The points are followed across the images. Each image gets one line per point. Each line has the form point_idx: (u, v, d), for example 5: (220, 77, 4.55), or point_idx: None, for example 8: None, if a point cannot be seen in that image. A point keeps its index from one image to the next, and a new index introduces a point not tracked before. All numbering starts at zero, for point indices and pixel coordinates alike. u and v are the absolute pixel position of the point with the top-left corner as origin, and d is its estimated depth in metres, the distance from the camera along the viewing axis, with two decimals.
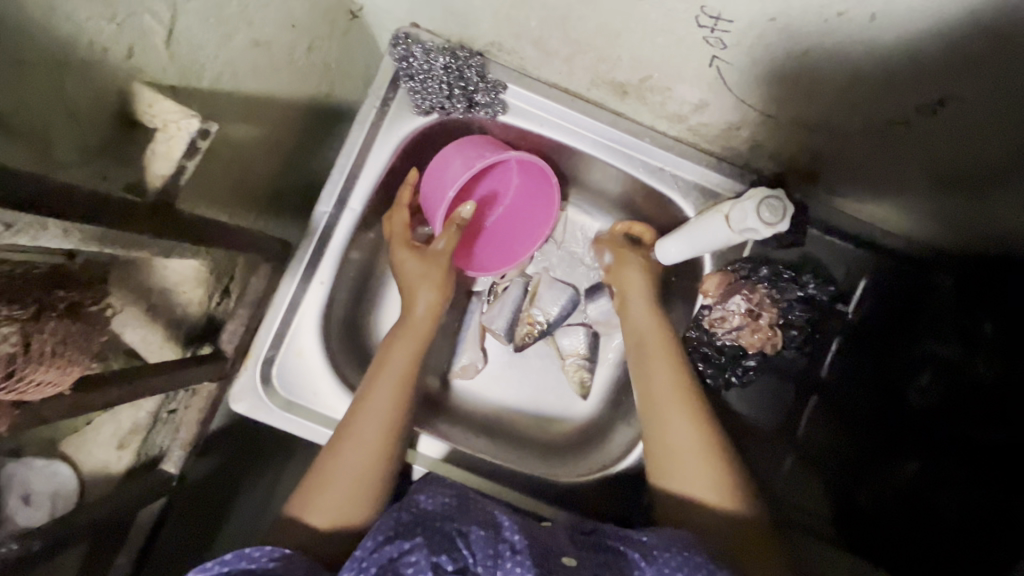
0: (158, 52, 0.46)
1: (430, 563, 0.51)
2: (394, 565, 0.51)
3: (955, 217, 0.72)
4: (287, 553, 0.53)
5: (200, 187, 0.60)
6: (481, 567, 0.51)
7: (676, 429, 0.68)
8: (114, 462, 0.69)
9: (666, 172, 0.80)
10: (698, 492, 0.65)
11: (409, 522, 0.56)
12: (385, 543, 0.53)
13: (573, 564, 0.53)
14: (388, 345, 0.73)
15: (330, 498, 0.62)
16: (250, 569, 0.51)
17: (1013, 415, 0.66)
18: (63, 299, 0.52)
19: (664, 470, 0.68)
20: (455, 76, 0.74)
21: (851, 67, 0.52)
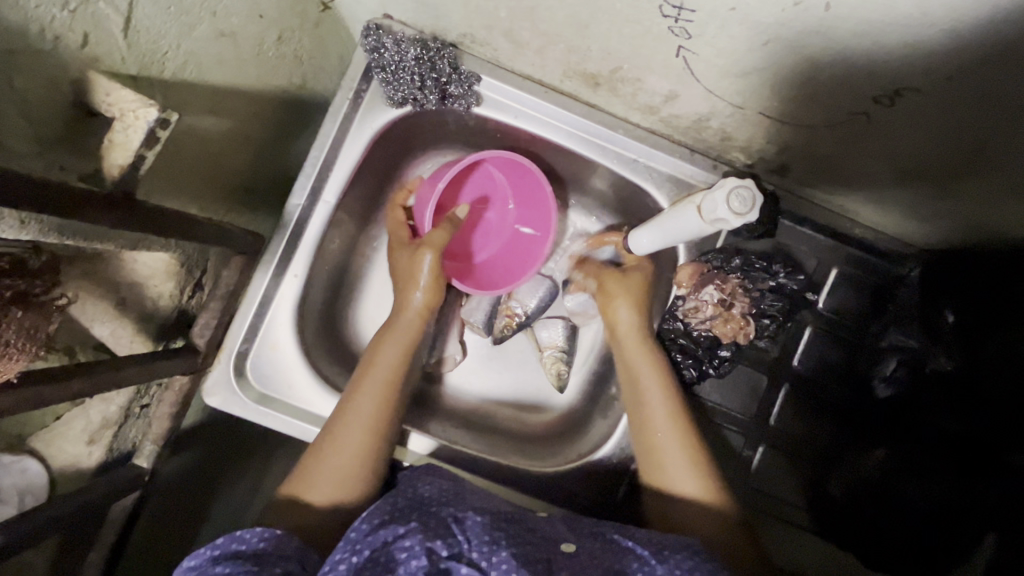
0: (115, 40, 0.46)
1: (424, 548, 0.50)
2: (388, 550, 0.50)
3: (916, 208, 0.73)
4: (277, 534, 0.53)
5: (166, 179, 0.60)
6: (476, 552, 0.50)
7: (663, 429, 0.70)
8: (85, 457, 0.68)
9: (639, 163, 0.81)
10: (681, 486, 0.68)
11: (403, 510, 0.57)
12: (380, 528, 0.53)
13: (571, 549, 0.54)
14: (376, 345, 0.73)
15: (324, 490, 0.62)
16: (240, 551, 0.51)
17: (974, 407, 0.69)
18: (10, 286, 0.49)
19: (651, 467, 0.70)
20: (427, 67, 0.74)
21: (814, 58, 0.53)
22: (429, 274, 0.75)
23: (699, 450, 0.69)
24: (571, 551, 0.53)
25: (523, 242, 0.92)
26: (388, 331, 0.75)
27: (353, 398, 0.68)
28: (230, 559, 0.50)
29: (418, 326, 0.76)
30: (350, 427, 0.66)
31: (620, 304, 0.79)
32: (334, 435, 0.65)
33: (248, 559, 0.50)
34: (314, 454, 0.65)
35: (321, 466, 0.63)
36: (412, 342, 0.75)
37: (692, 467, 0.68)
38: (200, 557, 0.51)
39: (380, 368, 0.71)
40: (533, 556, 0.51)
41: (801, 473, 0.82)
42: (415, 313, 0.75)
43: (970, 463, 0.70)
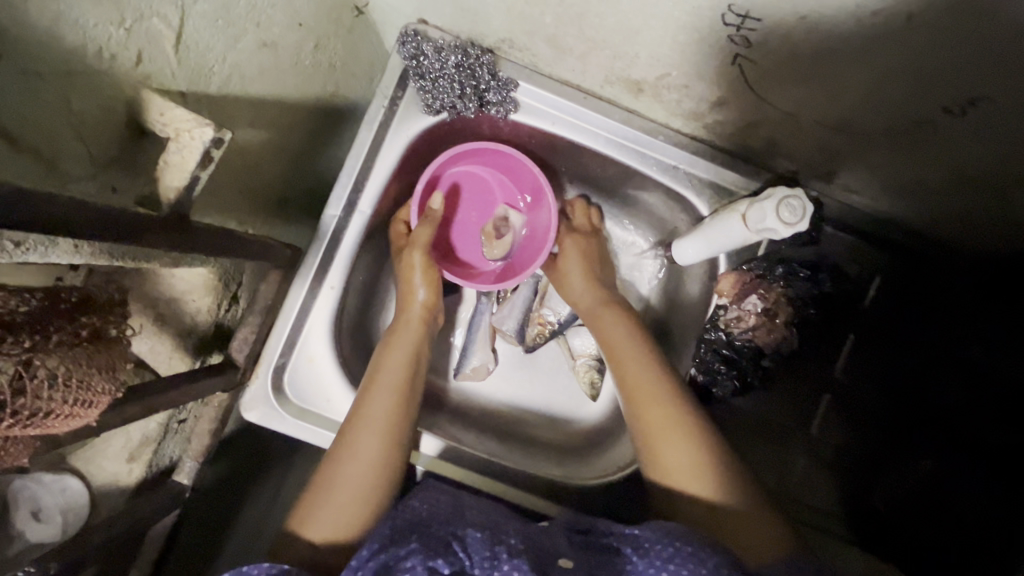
0: (167, 56, 0.44)
1: (426, 567, 0.49)
2: (390, 572, 0.49)
3: (965, 215, 0.72)
4: (284, 569, 0.50)
5: (212, 195, 0.58)
6: (478, 569, 0.50)
7: (667, 431, 0.67)
8: (125, 474, 0.67)
9: (680, 170, 0.79)
10: (694, 484, 0.64)
11: (404, 530, 0.55)
12: (378, 553, 0.51)
13: (570, 564, 0.52)
14: (380, 354, 0.73)
15: (337, 505, 0.60)
16: None
17: (1012, 409, 0.68)
18: (86, 324, 0.50)
19: (664, 467, 0.66)
20: (466, 74, 0.72)
21: (880, 65, 0.51)
22: (423, 272, 0.77)
23: (711, 450, 0.65)
24: (569, 567, 0.51)
25: (534, 229, 0.87)
26: (391, 341, 0.74)
27: (359, 408, 0.67)
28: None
29: (419, 329, 0.76)
30: (362, 434, 0.65)
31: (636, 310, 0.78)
32: (338, 448, 0.64)
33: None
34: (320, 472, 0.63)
35: (325, 481, 0.61)
36: (416, 347, 0.75)
37: (700, 467, 0.64)
38: None
39: (386, 375, 0.70)
40: (535, 566, 0.50)
41: (843, 485, 0.81)
42: (415, 316, 0.77)
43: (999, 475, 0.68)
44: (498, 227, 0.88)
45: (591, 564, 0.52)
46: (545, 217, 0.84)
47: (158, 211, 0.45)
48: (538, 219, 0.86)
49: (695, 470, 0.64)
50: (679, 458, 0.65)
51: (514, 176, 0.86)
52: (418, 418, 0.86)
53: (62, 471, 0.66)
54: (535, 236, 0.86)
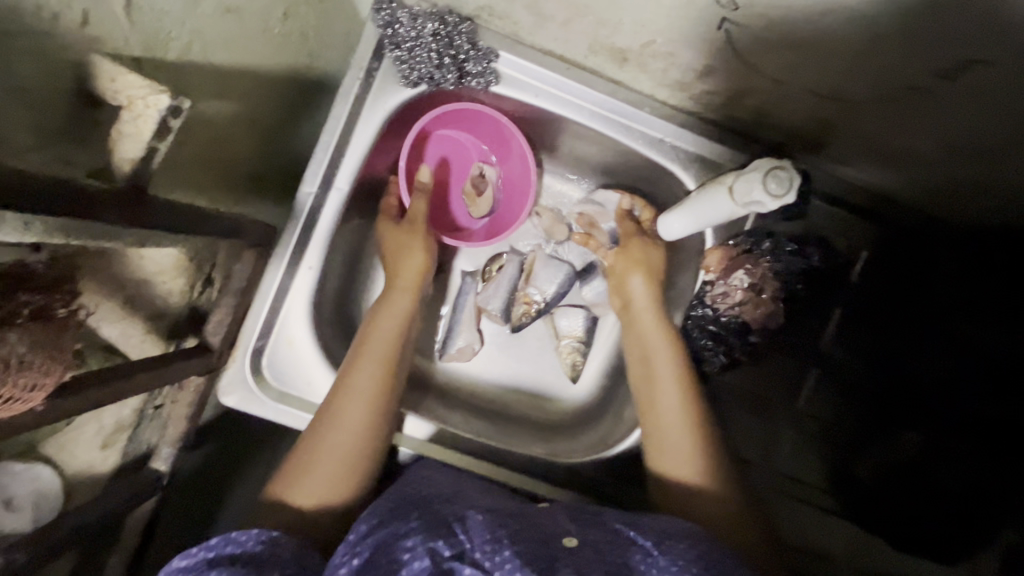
0: (117, 18, 0.41)
1: (427, 548, 0.48)
2: (389, 551, 0.49)
3: (957, 187, 0.71)
4: (274, 537, 0.51)
5: (174, 170, 0.56)
6: (480, 552, 0.48)
7: (668, 406, 0.68)
8: (99, 462, 0.66)
9: (666, 143, 0.77)
10: (681, 466, 0.65)
11: (403, 507, 0.54)
12: (378, 529, 0.51)
13: (574, 544, 0.50)
14: (371, 321, 0.70)
15: (316, 482, 0.59)
16: (235, 554, 0.49)
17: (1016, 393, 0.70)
18: (27, 303, 0.49)
19: (655, 444, 0.67)
20: (445, 43, 0.70)
21: (869, 29, 0.49)
22: (413, 240, 0.75)
23: (706, 434, 0.67)
24: (573, 546, 0.50)
25: (511, 174, 0.86)
26: (382, 309, 0.71)
27: (344, 380, 0.64)
28: (224, 564, 0.48)
29: (413, 296, 0.73)
30: (346, 407, 0.63)
31: (637, 276, 0.77)
32: (320, 420, 0.62)
33: (243, 565, 0.48)
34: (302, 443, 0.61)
35: (310, 451, 0.60)
36: (408, 316, 0.72)
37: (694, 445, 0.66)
38: (195, 558, 0.49)
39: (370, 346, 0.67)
40: (536, 558, 0.47)
41: (824, 458, 0.81)
42: (410, 279, 0.73)
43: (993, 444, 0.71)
44: (476, 184, 0.87)
45: (600, 543, 0.51)
46: (520, 164, 0.83)
47: (116, 184, 0.43)
48: (512, 166, 0.85)
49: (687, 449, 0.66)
50: (671, 435, 0.67)
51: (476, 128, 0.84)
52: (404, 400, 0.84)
53: (33, 459, 0.64)
54: (515, 183, 0.85)
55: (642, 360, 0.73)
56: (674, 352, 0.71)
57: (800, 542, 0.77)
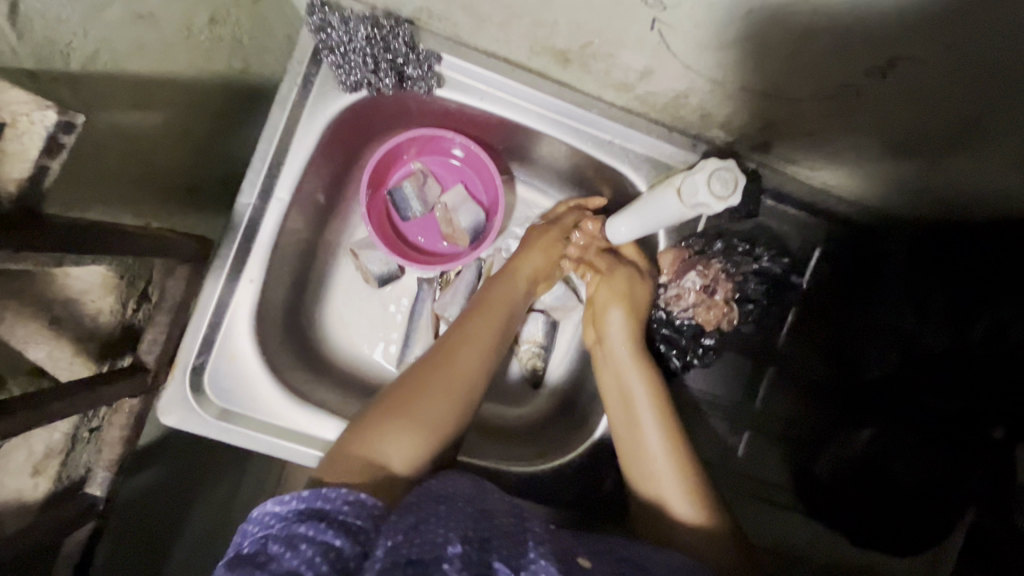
0: (0, 29, 0.39)
1: (458, 536, 0.45)
2: (423, 533, 0.44)
3: (906, 184, 0.71)
4: (362, 498, 0.47)
5: (88, 186, 0.53)
6: (508, 550, 0.45)
7: (653, 456, 0.65)
8: (30, 489, 0.63)
9: (615, 145, 0.76)
10: (673, 504, 0.63)
11: (428, 497, 0.50)
12: (410, 513, 0.47)
13: (588, 563, 0.47)
14: (485, 295, 0.73)
15: (394, 446, 0.56)
16: (325, 510, 0.46)
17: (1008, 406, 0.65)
18: None
19: (649, 482, 0.65)
20: (380, 47, 0.67)
21: (798, 28, 0.48)
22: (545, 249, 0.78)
23: (694, 472, 0.64)
24: (588, 565, 0.47)
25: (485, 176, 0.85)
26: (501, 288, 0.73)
27: (449, 357, 0.64)
28: (313, 519, 0.45)
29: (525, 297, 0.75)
30: (424, 388, 0.61)
31: (615, 309, 0.74)
32: (404, 400, 0.60)
33: (332, 526, 0.44)
34: (380, 411, 0.59)
35: (394, 420, 0.58)
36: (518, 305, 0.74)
37: (692, 488, 0.63)
38: (286, 505, 0.46)
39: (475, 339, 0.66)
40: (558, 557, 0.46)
41: (787, 454, 0.81)
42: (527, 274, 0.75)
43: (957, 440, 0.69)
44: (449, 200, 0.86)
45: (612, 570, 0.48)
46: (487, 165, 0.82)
47: (3, 203, 0.41)
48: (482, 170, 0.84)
49: (680, 487, 0.63)
50: (661, 475, 0.64)
51: (438, 147, 0.85)
52: None
53: None
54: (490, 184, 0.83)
55: (625, 409, 0.69)
56: (652, 394, 0.69)
57: (763, 542, 0.79)
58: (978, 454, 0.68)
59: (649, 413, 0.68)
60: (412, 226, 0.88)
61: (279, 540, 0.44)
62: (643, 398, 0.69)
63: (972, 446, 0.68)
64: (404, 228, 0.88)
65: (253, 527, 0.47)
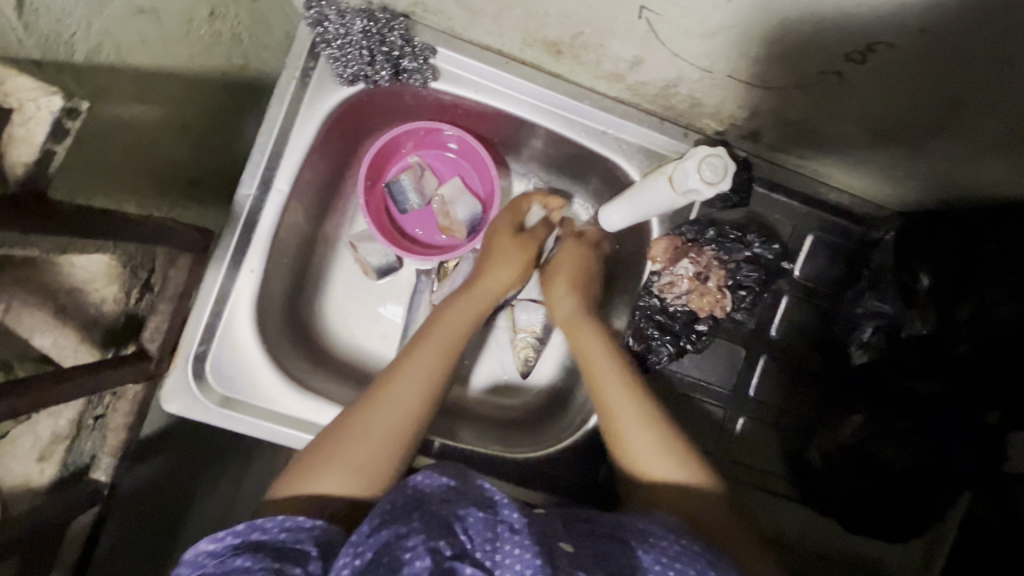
0: (8, 20, 0.41)
1: (428, 547, 0.44)
2: (391, 550, 0.45)
3: (894, 170, 0.72)
4: (299, 524, 0.50)
5: (92, 175, 0.55)
6: (481, 552, 0.45)
7: (635, 423, 0.66)
8: (36, 475, 0.64)
9: (608, 136, 0.77)
10: (660, 467, 0.64)
11: (404, 504, 0.50)
12: (382, 528, 0.47)
13: (572, 549, 0.48)
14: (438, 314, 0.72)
15: (334, 480, 0.57)
16: (262, 540, 0.49)
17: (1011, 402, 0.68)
18: None
19: (633, 450, 0.65)
20: (377, 41, 0.69)
21: (780, 14, 0.49)
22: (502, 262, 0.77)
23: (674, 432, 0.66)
24: (572, 550, 0.48)
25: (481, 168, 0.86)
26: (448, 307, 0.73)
27: (388, 380, 0.63)
28: (249, 551, 0.47)
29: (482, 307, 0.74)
30: (368, 416, 0.61)
31: (558, 282, 0.80)
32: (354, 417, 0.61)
33: (269, 554, 0.47)
34: (312, 448, 0.59)
35: (326, 456, 0.58)
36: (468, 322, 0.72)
37: (675, 452, 0.64)
38: (222, 541, 0.49)
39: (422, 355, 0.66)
40: (542, 547, 0.45)
41: (781, 442, 0.82)
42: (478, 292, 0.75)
43: (947, 423, 0.72)
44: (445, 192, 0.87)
45: (597, 556, 0.48)
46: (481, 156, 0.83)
47: (7, 188, 0.43)
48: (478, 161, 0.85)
49: (665, 447, 0.64)
50: (645, 440, 0.65)
51: (434, 139, 0.86)
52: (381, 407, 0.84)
53: None
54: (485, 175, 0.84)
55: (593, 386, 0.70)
56: (621, 365, 0.70)
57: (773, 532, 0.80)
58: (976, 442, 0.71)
59: (615, 384, 0.68)
60: (410, 219, 0.89)
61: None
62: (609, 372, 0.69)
63: (964, 431, 0.72)
64: (402, 220, 0.89)
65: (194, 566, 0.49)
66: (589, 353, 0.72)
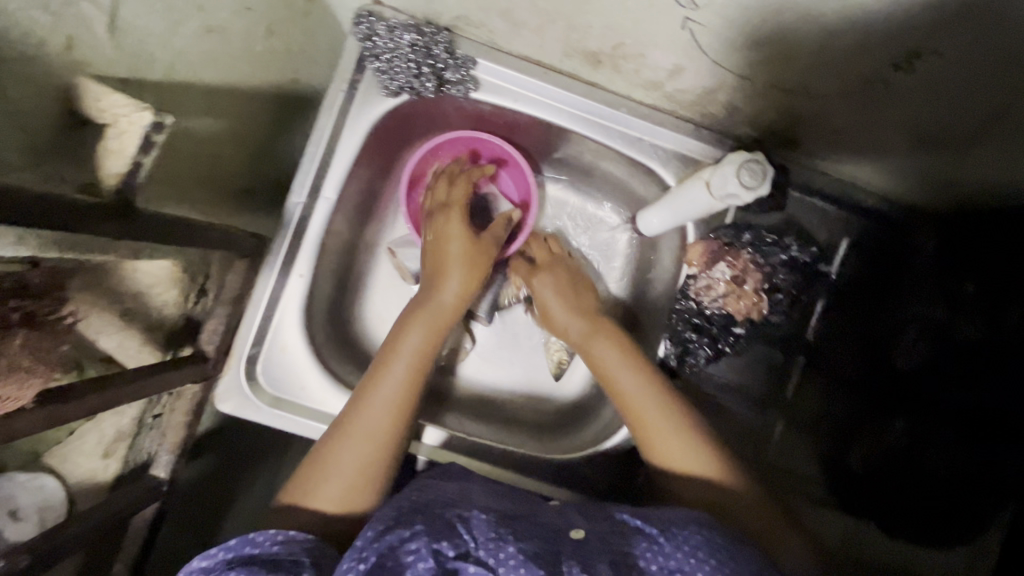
0: (101, 42, 0.44)
1: (431, 550, 0.48)
2: (395, 553, 0.48)
3: (934, 174, 0.72)
4: (290, 536, 0.54)
5: (161, 185, 0.58)
6: (483, 551, 0.48)
7: (659, 428, 0.67)
8: (101, 470, 0.68)
9: (644, 142, 0.79)
10: (686, 467, 0.66)
11: (409, 511, 0.53)
12: (386, 533, 0.50)
13: (582, 535, 0.51)
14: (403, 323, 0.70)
15: (326, 492, 0.60)
16: (254, 552, 0.52)
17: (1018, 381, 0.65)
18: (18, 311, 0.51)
19: (659, 453, 0.67)
20: (423, 53, 0.72)
21: (823, 20, 0.51)
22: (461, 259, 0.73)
23: (698, 431, 0.67)
24: (580, 537, 0.51)
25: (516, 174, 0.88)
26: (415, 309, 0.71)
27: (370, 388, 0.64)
28: (244, 564, 0.51)
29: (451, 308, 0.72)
30: (366, 412, 0.63)
31: (554, 299, 0.79)
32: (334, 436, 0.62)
33: (261, 564, 0.51)
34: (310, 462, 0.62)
35: (323, 469, 0.61)
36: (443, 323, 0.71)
37: (698, 448, 0.66)
38: (214, 558, 0.52)
39: (392, 376, 0.65)
40: (544, 554, 0.48)
41: (817, 446, 0.82)
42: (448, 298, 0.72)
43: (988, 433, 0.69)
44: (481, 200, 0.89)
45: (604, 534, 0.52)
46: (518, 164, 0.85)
47: (105, 198, 0.46)
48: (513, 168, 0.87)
49: (691, 449, 0.66)
50: (672, 442, 0.67)
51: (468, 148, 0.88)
52: (424, 410, 0.86)
53: (37, 470, 0.65)
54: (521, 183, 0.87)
55: (621, 398, 0.71)
56: (642, 375, 0.70)
57: None
58: (1009, 442, 0.68)
59: (638, 390, 0.69)
60: None
61: None
62: (632, 380, 0.70)
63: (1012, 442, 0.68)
64: None
65: None
66: (610, 365, 0.72)
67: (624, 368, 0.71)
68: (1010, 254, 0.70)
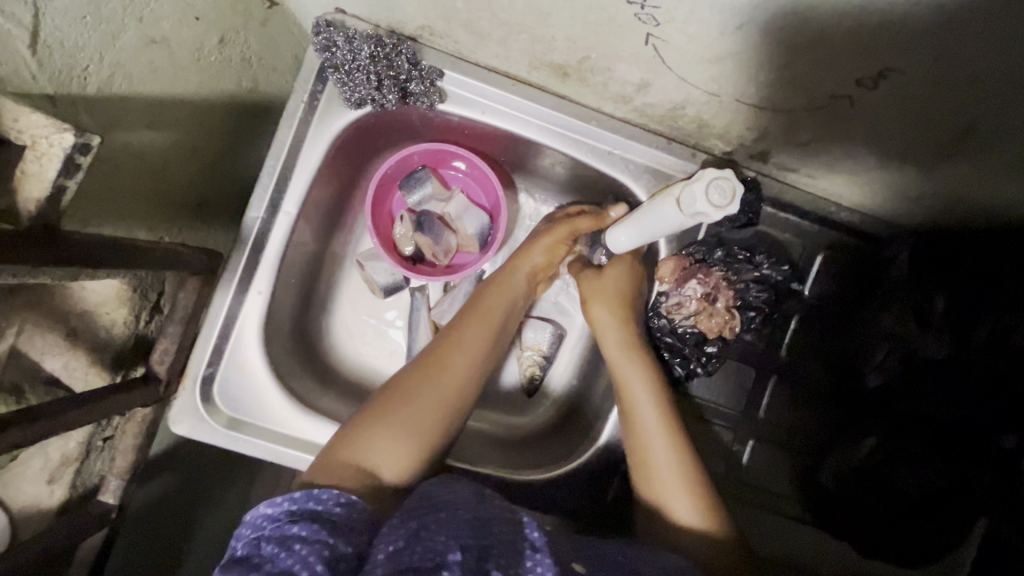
0: (22, 58, 0.41)
1: (459, 545, 0.44)
2: (424, 541, 0.44)
3: (906, 191, 0.71)
4: (353, 501, 0.49)
5: (100, 203, 0.55)
6: (505, 559, 0.45)
7: (658, 458, 0.66)
8: (46, 497, 0.65)
9: (614, 155, 0.77)
10: (673, 507, 0.64)
11: (425, 504, 0.50)
12: (408, 520, 0.47)
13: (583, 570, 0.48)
14: (479, 297, 0.74)
15: (379, 447, 0.58)
16: (319, 510, 0.47)
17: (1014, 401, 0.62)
18: None
19: (649, 485, 0.66)
20: (384, 64, 0.70)
21: (786, 38, 0.49)
22: (546, 244, 0.78)
23: (696, 472, 0.65)
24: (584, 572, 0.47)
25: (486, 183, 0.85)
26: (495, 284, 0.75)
27: (438, 361, 0.65)
28: (307, 519, 0.46)
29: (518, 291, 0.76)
30: (427, 382, 0.63)
31: (599, 306, 0.77)
32: (386, 405, 0.61)
33: (324, 523, 0.46)
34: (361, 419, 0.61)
35: (378, 426, 0.59)
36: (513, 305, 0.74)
37: (693, 494, 0.64)
38: (280, 506, 0.47)
39: (462, 348, 0.67)
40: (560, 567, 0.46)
41: (793, 463, 0.81)
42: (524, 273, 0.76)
43: (972, 449, 0.66)
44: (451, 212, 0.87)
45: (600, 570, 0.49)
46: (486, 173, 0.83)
47: (22, 223, 0.44)
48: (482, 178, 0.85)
49: (683, 491, 0.64)
50: (665, 476, 0.65)
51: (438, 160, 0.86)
52: None
53: None
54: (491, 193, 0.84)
55: (628, 416, 0.70)
56: (654, 392, 0.70)
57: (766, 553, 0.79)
58: (984, 462, 0.65)
59: (649, 409, 0.69)
60: None
61: (273, 540, 0.44)
62: (645, 399, 0.70)
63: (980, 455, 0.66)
64: None
65: (247, 530, 0.47)
66: (626, 382, 0.71)
67: (639, 390, 0.70)
68: (980, 270, 0.69)
